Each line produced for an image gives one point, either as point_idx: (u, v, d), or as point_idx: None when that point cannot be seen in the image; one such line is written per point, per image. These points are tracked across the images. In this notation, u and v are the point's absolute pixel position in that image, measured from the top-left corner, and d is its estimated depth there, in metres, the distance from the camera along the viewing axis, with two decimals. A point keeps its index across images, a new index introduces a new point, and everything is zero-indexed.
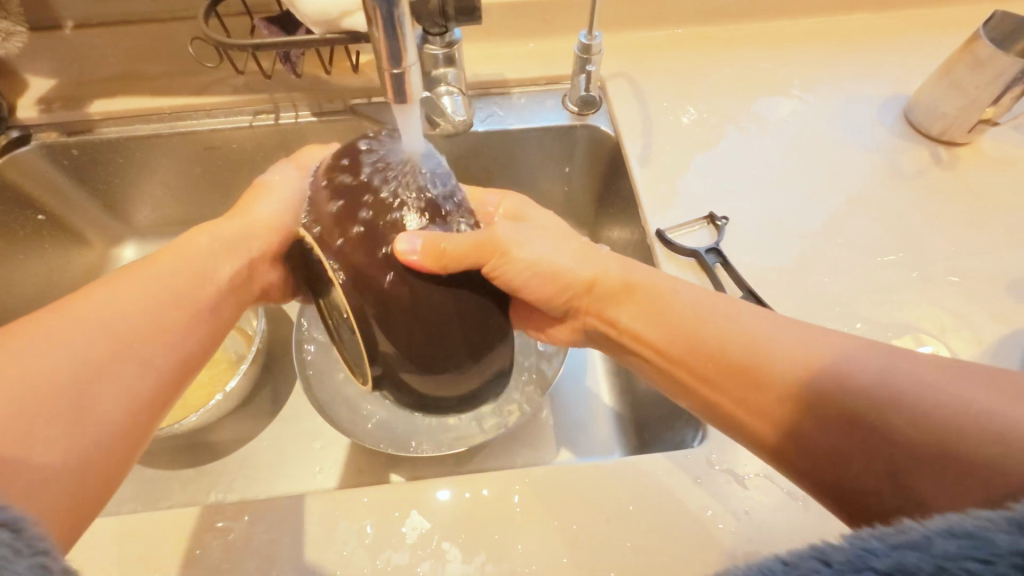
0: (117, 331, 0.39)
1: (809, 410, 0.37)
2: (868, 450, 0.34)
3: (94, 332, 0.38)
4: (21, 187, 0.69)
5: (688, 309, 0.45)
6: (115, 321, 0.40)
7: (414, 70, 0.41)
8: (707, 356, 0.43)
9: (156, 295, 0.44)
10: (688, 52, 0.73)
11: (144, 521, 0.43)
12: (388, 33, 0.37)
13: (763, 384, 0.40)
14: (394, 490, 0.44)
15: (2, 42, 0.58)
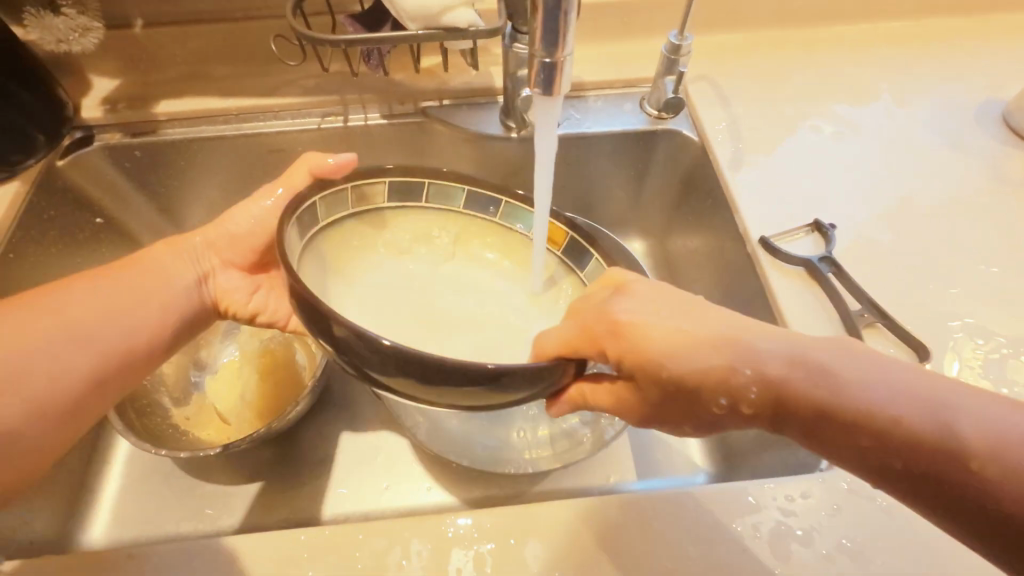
0: (96, 331, 0.46)
1: (839, 439, 0.34)
2: (888, 474, 0.33)
3: (74, 331, 0.45)
4: (81, 189, 0.66)
5: (703, 330, 0.36)
6: (97, 314, 0.46)
7: (567, 62, 0.37)
8: (728, 384, 0.35)
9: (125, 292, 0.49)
10: (770, 55, 0.71)
11: (245, 544, 0.40)
12: (548, 18, 0.35)
13: (791, 409, 0.34)
14: (512, 512, 0.41)
15: (79, 37, 0.57)
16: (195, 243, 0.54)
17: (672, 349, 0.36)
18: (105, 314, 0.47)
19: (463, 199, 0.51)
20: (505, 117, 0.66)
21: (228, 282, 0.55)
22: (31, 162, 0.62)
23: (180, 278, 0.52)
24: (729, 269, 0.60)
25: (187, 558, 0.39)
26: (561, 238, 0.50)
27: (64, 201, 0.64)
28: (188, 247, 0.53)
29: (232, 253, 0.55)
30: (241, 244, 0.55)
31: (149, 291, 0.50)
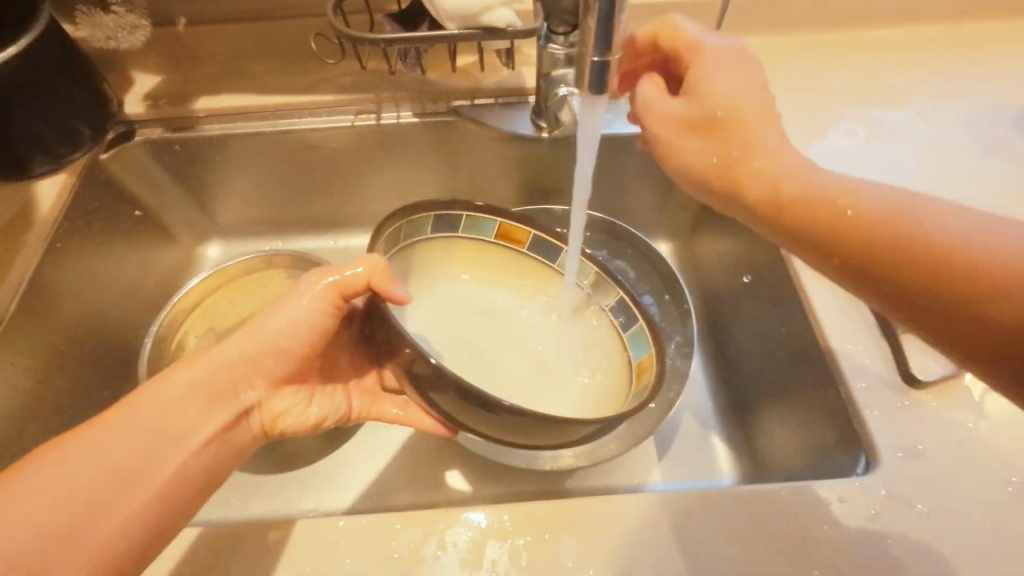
0: (98, 478, 0.37)
1: (875, 275, 0.35)
2: (905, 261, 0.34)
3: (66, 482, 0.36)
4: (123, 182, 0.68)
5: (800, 171, 0.39)
6: (92, 466, 0.37)
7: (616, 62, 0.39)
8: (824, 208, 0.37)
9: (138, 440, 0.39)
10: (803, 57, 0.71)
11: (284, 528, 0.40)
12: (603, 20, 0.36)
13: (834, 225, 0.36)
14: (545, 507, 0.41)
15: (127, 35, 0.59)
16: (223, 365, 0.44)
17: (808, 194, 0.38)
18: (105, 468, 0.37)
19: (431, 226, 0.55)
20: (537, 117, 0.66)
21: (283, 401, 0.48)
22: (78, 155, 0.63)
23: (212, 419, 0.42)
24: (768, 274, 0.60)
25: (229, 543, 0.40)
26: (525, 237, 0.58)
27: (107, 195, 0.66)
28: (211, 373, 0.43)
29: (273, 364, 0.46)
30: (281, 352, 0.46)
31: (164, 429, 0.40)
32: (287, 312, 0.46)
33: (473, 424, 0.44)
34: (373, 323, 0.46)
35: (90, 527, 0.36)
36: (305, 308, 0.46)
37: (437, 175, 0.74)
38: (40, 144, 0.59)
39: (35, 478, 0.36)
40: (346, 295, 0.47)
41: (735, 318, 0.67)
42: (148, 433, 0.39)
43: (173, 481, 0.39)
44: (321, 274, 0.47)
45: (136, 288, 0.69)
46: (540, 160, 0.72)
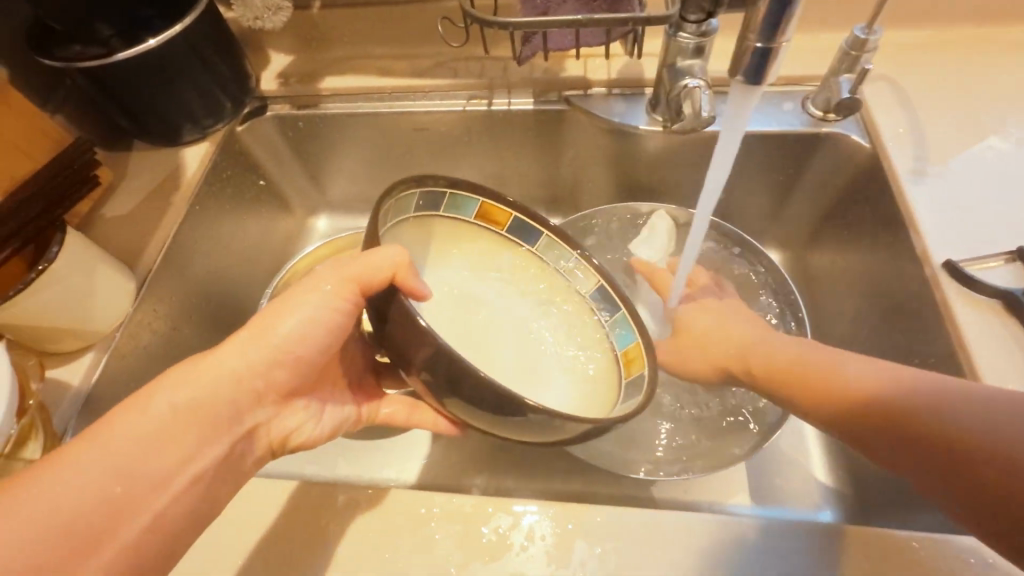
0: (83, 508, 0.34)
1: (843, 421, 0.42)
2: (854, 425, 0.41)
3: (49, 515, 0.33)
4: (252, 153, 0.73)
5: (958, 416, 0.36)
6: (74, 499, 0.33)
7: (785, 48, 0.37)
8: (902, 395, 0.39)
9: (120, 468, 0.35)
10: (966, 57, 0.63)
11: (380, 493, 0.42)
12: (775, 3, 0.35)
13: (865, 403, 0.40)
14: (638, 514, 0.40)
15: (272, 15, 0.63)
16: (214, 382, 0.40)
17: (827, 371, 0.44)
18: (93, 498, 0.34)
19: (415, 202, 0.50)
20: (652, 108, 0.64)
21: (292, 418, 0.46)
22: (219, 126, 0.69)
23: (218, 442, 0.39)
24: (903, 297, 0.54)
25: (329, 499, 0.42)
26: (505, 219, 0.54)
27: (239, 163, 0.71)
28: (199, 396, 0.39)
29: (285, 375, 0.43)
30: (291, 362, 0.43)
31: (152, 461, 0.36)
32: (297, 313, 0.42)
33: (486, 425, 0.42)
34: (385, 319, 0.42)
35: (82, 562, 0.33)
36: (317, 308, 0.43)
37: (539, 163, 0.74)
38: (189, 115, 0.65)
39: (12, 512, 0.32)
40: (364, 293, 0.43)
41: (852, 340, 0.61)
42: (131, 464, 0.35)
43: (169, 510, 0.36)
44: (334, 270, 0.42)
45: (254, 252, 0.75)
46: (648, 155, 0.69)
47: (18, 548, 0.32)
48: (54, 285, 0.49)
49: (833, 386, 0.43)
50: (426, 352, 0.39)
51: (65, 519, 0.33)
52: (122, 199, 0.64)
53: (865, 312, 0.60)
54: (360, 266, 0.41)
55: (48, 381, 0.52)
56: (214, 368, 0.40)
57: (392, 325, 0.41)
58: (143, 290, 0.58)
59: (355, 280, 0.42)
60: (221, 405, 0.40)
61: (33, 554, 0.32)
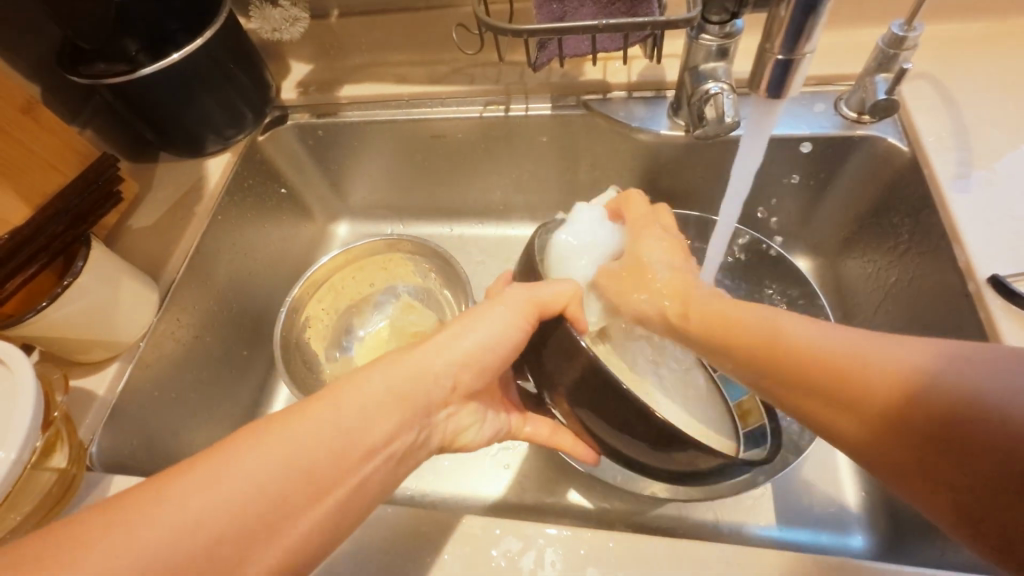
0: (319, 459, 0.33)
1: (899, 439, 0.30)
2: (928, 458, 0.29)
3: (279, 463, 0.32)
4: (273, 162, 0.74)
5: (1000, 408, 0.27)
6: (309, 456, 0.33)
7: (807, 60, 0.36)
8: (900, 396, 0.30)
9: (341, 434, 0.35)
10: (1017, 52, 0.58)
11: (390, 511, 0.42)
12: (796, 13, 0.34)
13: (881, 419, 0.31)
14: (650, 541, 0.39)
15: (290, 27, 0.64)
16: (418, 372, 0.39)
17: (864, 360, 0.33)
18: (318, 456, 0.33)
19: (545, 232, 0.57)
20: (675, 110, 0.62)
21: (465, 418, 0.44)
22: (241, 136, 0.70)
23: (407, 433, 0.38)
24: (943, 313, 0.51)
25: None
26: None
27: (260, 173, 0.72)
28: (404, 384, 0.38)
29: (468, 378, 0.42)
30: (476, 366, 0.42)
31: (358, 437, 0.35)
32: (487, 324, 0.43)
33: (636, 453, 0.45)
34: (553, 350, 0.46)
35: (301, 515, 0.32)
36: (505, 323, 0.43)
37: (558, 169, 0.72)
38: (212, 126, 0.66)
39: (253, 451, 0.32)
40: (542, 315, 0.45)
41: None
42: (352, 431, 0.35)
43: (369, 482, 0.36)
44: (521, 290, 0.45)
45: (276, 260, 0.76)
46: (670, 160, 0.67)
47: (254, 491, 0.31)
48: (81, 297, 0.51)
49: (871, 389, 0.32)
50: (579, 377, 0.44)
51: (297, 471, 0.32)
52: (148, 210, 0.66)
53: (901, 326, 0.56)
54: (545, 290, 0.45)
55: (76, 390, 0.54)
56: (405, 365, 0.39)
57: (557, 351, 0.45)
58: (166, 301, 0.60)
59: (540, 299, 0.44)
60: (411, 403, 0.38)
61: (263, 501, 0.31)
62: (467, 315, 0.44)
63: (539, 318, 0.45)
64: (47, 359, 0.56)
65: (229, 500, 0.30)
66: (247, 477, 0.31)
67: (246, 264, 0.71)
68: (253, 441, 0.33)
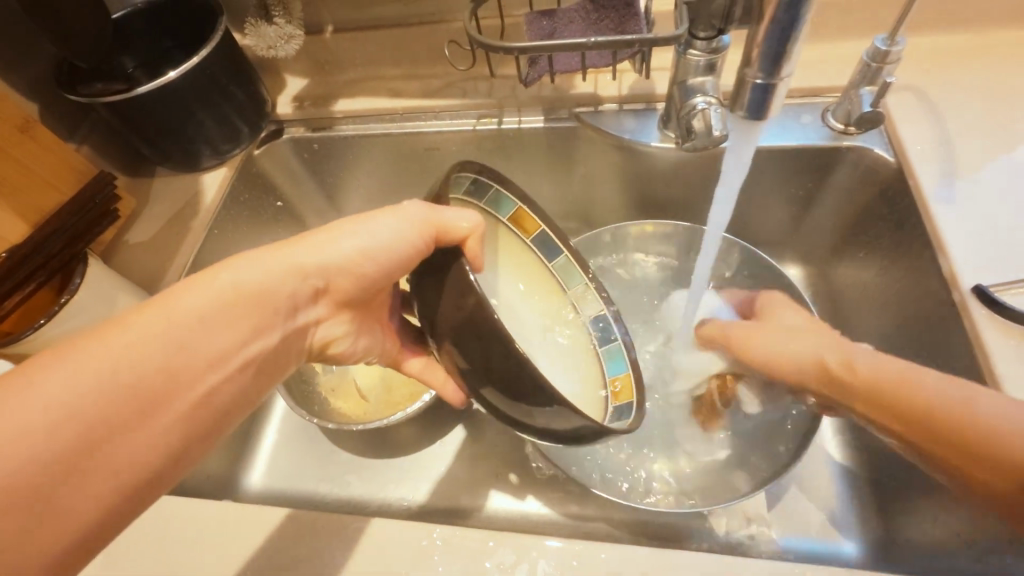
0: (181, 358, 0.33)
1: (871, 399, 0.42)
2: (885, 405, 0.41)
3: (137, 357, 0.31)
4: (268, 176, 0.74)
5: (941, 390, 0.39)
6: (146, 361, 0.32)
7: (785, 84, 0.37)
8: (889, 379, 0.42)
9: (181, 336, 0.33)
10: (998, 64, 0.59)
11: (386, 526, 0.43)
12: (772, 37, 0.34)
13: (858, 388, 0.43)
14: (641, 552, 0.40)
15: (284, 44, 0.65)
16: (285, 272, 0.39)
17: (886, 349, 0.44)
18: (152, 361, 0.32)
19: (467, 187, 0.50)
20: (664, 123, 0.63)
21: (336, 325, 0.45)
22: (237, 151, 0.71)
23: (268, 333, 0.38)
24: (929, 323, 0.51)
25: (337, 530, 0.43)
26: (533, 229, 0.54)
27: (255, 187, 0.73)
28: (268, 279, 0.38)
29: (342, 284, 0.42)
30: (352, 274, 0.42)
31: (220, 333, 0.35)
32: (374, 232, 0.42)
33: (499, 399, 0.40)
34: (432, 275, 0.41)
35: (146, 416, 0.31)
36: (390, 233, 0.41)
37: (552, 181, 0.73)
38: (209, 142, 0.67)
39: (97, 348, 0.31)
40: (436, 241, 0.41)
41: None
42: (192, 333, 0.34)
43: (221, 387, 0.35)
44: (422, 206, 0.42)
45: None
46: (662, 172, 0.68)
47: (86, 390, 0.30)
48: (77, 315, 0.51)
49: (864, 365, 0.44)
50: (461, 314, 0.38)
51: (131, 375, 0.31)
52: (145, 224, 0.67)
53: (891, 334, 0.57)
54: (448, 216, 0.41)
55: None
56: (273, 264, 0.39)
57: (440, 283, 0.40)
58: None
59: (433, 222, 0.41)
60: (274, 303, 0.38)
61: (91, 405, 0.30)
62: (345, 226, 0.42)
63: (434, 241, 0.41)
64: None
65: (57, 407, 0.29)
66: (72, 373, 0.29)
67: None
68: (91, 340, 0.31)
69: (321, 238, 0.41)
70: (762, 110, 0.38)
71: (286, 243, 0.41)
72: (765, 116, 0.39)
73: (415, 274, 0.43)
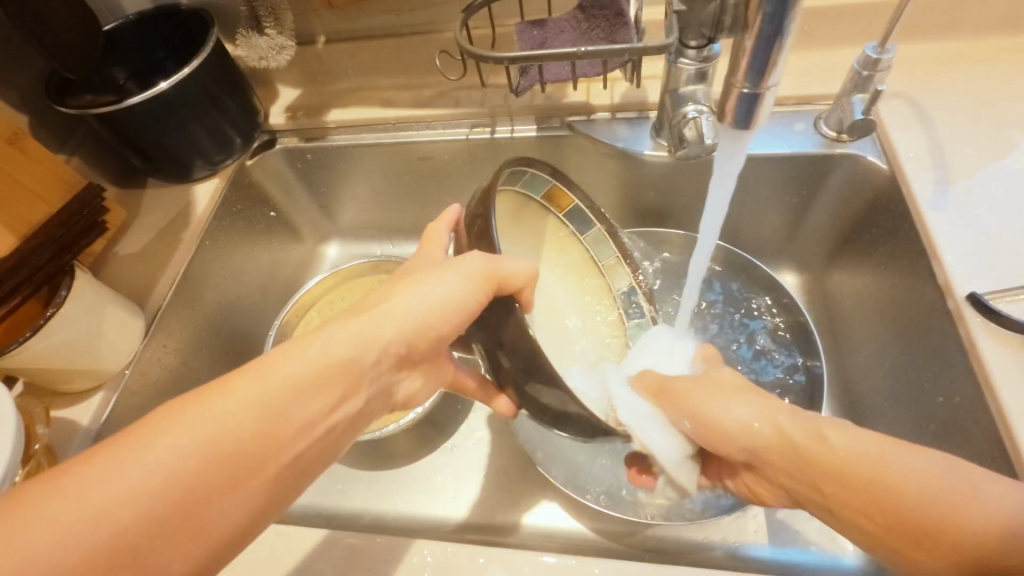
0: (239, 437, 0.31)
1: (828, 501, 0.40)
2: (873, 513, 0.38)
3: (206, 440, 0.30)
4: (261, 185, 0.74)
5: (888, 473, 0.37)
6: (224, 430, 0.31)
7: (772, 93, 0.37)
8: (844, 487, 0.39)
9: (261, 414, 0.32)
10: (990, 72, 0.59)
11: (379, 541, 0.42)
12: (758, 48, 0.34)
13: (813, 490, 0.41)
14: (636, 566, 0.39)
15: (276, 54, 0.65)
16: (356, 343, 0.36)
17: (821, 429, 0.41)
18: (214, 438, 0.30)
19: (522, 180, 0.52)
20: (656, 132, 0.63)
21: (411, 380, 0.41)
22: (229, 161, 0.70)
23: (360, 390, 0.37)
24: (924, 330, 0.51)
25: (328, 544, 0.42)
26: (567, 205, 0.56)
27: (248, 198, 0.72)
28: (346, 350, 0.36)
29: (421, 347, 0.39)
30: (427, 335, 0.39)
31: (301, 405, 0.33)
32: (439, 289, 0.39)
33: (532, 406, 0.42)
34: (490, 326, 0.42)
35: (211, 500, 0.30)
36: (455, 288, 0.38)
37: None
38: (200, 152, 0.67)
39: (167, 437, 0.29)
40: (498, 289, 0.40)
41: (872, 372, 0.58)
42: (284, 403, 0.33)
43: (301, 454, 0.34)
44: (475, 257, 0.39)
45: (266, 283, 0.76)
46: (654, 178, 0.68)
47: (168, 465, 0.29)
48: (64, 328, 0.51)
49: (823, 469, 0.40)
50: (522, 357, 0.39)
51: (220, 447, 0.30)
52: (136, 236, 0.66)
53: (886, 342, 0.57)
54: (504, 263, 0.39)
55: (61, 421, 0.54)
56: (334, 336, 0.36)
57: (501, 335, 0.40)
58: (152, 327, 0.60)
59: (490, 269, 0.39)
60: (352, 370, 0.36)
61: (163, 486, 0.28)
62: (392, 288, 0.40)
63: (495, 292, 0.40)
64: (32, 391, 0.56)
65: (149, 473, 0.28)
66: (172, 445, 0.29)
67: (232, 287, 0.71)
68: (155, 423, 0.30)
69: (381, 305, 0.39)
70: (751, 118, 0.38)
71: (357, 311, 0.38)
72: (752, 124, 0.39)
73: (483, 318, 0.42)
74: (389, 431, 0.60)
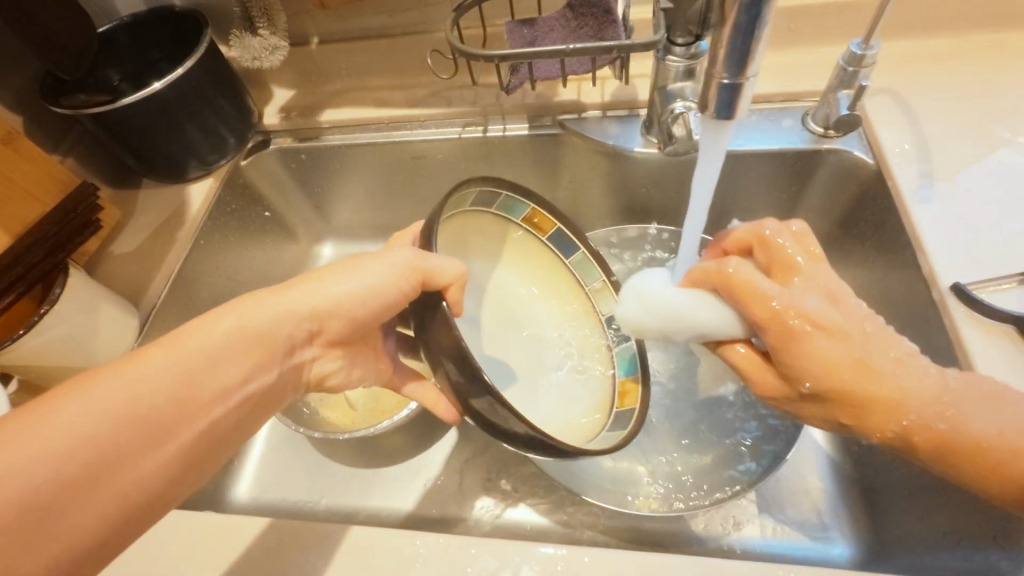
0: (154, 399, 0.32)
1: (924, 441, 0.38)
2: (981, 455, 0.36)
3: (122, 400, 0.31)
4: (255, 185, 0.74)
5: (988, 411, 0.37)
6: (145, 394, 0.32)
7: (751, 83, 0.37)
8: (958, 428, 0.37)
9: (176, 382, 0.33)
10: (973, 69, 0.60)
11: (372, 533, 0.42)
12: (737, 39, 0.35)
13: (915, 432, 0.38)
14: (627, 555, 0.39)
15: (269, 54, 0.65)
16: (278, 316, 0.38)
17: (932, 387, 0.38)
18: (139, 404, 0.32)
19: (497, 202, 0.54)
20: (647, 129, 0.63)
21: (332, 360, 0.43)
22: (223, 161, 0.71)
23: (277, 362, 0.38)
24: (912, 323, 0.51)
25: (320, 537, 0.42)
26: (549, 228, 0.57)
27: (243, 198, 0.73)
28: (255, 323, 0.37)
29: (337, 328, 0.41)
30: (345, 317, 0.41)
31: (218, 371, 0.35)
32: (365, 276, 0.40)
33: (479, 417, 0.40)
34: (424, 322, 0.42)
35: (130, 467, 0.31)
36: (379, 279, 0.40)
37: (540, 188, 0.74)
38: (193, 152, 0.67)
39: (82, 402, 0.30)
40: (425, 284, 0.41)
41: None
42: (206, 366, 0.34)
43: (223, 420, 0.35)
44: (405, 251, 0.41)
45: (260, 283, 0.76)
46: (645, 177, 0.68)
47: (90, 436, 0.30)
48: (57, 326, 0.51)
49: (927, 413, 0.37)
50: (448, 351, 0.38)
51: (123, 412, 0.31)
52: (129, 235, 0.67)
53: None
54: (433, 260, 0.41)
55: None
56: (253, 307, 0.38)
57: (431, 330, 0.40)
58: (147, 326, 0.60)
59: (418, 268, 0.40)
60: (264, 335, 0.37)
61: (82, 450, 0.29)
62: (314, 272, 0.41)
63: (421, 285, 0.41)
64: (28, 389, 0.56)
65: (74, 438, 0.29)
66: (81, 416, 0.30)
67: (224, 286, 0.71)
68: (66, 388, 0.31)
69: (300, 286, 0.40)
70: (730, 109, 0.38)
71: (281, 288, 0.40)
72: (730, 116, 0.39)
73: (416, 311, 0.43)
74: (382, 428, 0.60)
